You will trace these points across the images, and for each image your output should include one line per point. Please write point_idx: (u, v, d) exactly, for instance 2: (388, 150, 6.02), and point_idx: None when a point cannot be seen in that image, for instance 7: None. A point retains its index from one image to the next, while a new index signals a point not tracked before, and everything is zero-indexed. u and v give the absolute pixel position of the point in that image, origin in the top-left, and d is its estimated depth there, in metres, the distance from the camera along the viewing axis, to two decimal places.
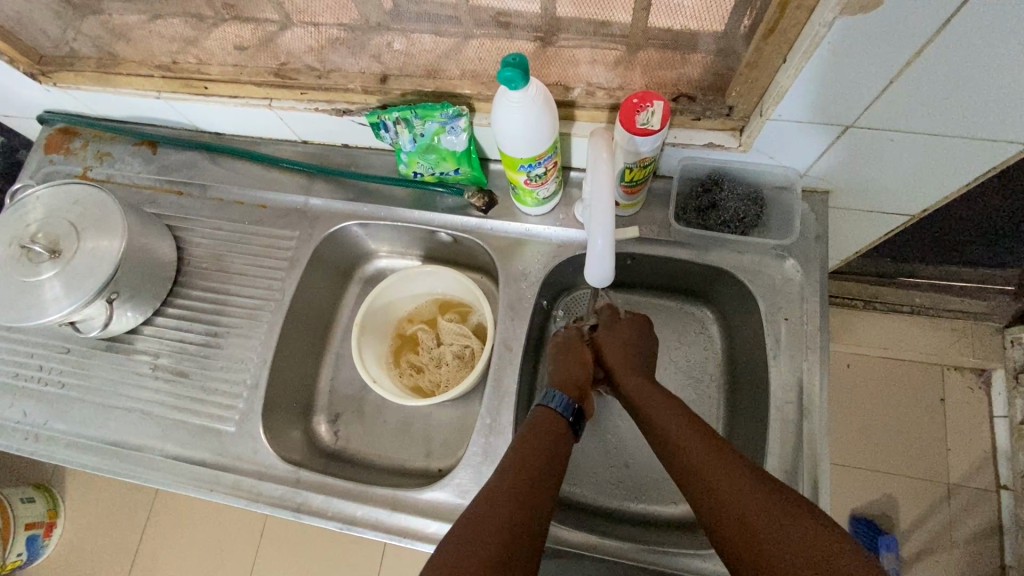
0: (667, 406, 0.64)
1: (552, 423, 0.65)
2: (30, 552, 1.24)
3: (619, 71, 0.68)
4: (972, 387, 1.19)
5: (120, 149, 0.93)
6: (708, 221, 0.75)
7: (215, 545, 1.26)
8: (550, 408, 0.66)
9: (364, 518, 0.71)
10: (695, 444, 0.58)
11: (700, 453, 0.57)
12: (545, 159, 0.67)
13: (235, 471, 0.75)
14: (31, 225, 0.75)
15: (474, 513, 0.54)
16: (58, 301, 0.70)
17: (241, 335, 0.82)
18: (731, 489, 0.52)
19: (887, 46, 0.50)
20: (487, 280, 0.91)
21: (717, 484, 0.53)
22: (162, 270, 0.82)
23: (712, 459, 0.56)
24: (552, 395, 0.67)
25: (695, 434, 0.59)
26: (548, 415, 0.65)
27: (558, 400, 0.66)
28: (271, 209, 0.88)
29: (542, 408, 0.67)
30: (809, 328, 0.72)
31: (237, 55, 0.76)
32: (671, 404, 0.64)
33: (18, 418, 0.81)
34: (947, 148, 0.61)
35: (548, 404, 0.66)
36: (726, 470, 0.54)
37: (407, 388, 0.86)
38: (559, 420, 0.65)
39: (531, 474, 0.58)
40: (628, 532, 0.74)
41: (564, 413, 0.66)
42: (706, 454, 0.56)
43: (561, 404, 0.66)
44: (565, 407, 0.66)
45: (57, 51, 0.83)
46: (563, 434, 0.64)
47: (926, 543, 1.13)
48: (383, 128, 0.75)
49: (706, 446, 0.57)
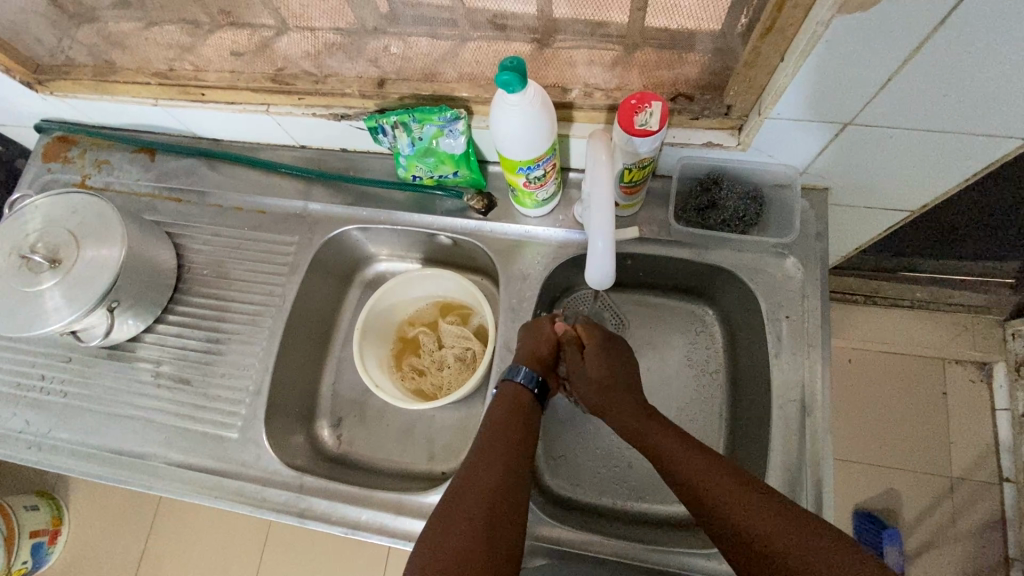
0: (666, 435, 0.61)
1: (515, 395, 0.66)
2: (35, 559, 1.24)
3: (616, 72, 0.68)
4: (974, 381, 1.19)
5: (118, 156, 0.93)
6: (708, 220, 0.76)
7: (220, 549, 1.26)
8: (514, 382, 0.67)
9: (368, 522, 0.71)
10: (707, 472, 0.56)
11: (711, 479, 0.55)
12: (543, 161, 0.67)
13: (239, 477, 0.75)
14: (30, 235, 0.75)
15: (448, 501, 0.54)
16: (59, 310, 0.70)
17: (242, 342, 0.82)
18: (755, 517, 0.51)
19: (886, 44, 0.50)
20: (488, 282, 0.91)
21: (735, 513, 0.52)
22: (162, 278, 0.82)
23: (719, 485, 0.54)
24: (517, 367, 0.68)
25: (699, 461, 0.57)
26: (511, 387, 0.67)
27: (523, 373, 0.67)
28: (269, 215, 0.88)
29: (507, 380, 0.68)
30: (810, 327, 0.72)
31: (233, 60, 0.75)
32: (661, 428, 0.62)
33: (21, 428, 0.81)
34: (948, 144, 0.61)
35: (512, 377, 0.67)
36: (740, 495, 0.53)
37: (409, 391, 0.86)
38: (522, 392, 0.66)
39: (510, 457, 0.58)
40: (631, 532, 0.74)
41: (528, 385, 0.67)
42: (711, 478, 0.55)
43: (525, 376, 0.67)
44: (530, 380, 0.67)
45: (52, 60, 0.82)
46: (524, 406, 0.65)
47: (931, 537, 1.13)
48: (381, 132, 0.75)
49: (718, 474, 0.55)
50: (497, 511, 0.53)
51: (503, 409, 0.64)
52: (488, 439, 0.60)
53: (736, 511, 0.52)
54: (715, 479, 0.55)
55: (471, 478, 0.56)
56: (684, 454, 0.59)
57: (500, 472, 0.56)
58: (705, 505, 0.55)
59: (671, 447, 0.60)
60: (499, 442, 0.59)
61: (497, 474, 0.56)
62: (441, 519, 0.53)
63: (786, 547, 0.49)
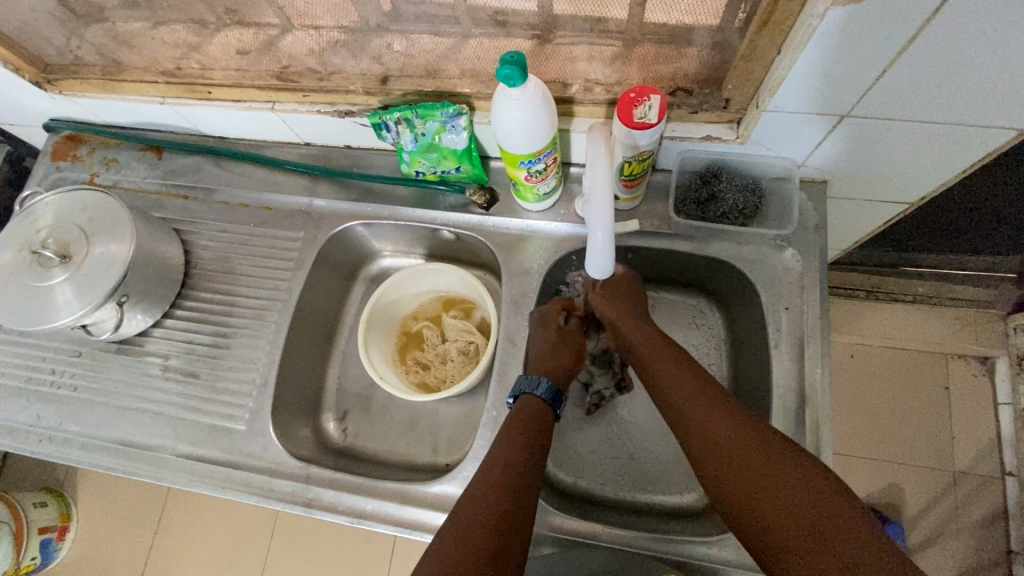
0: (673, 363, 0.64)
1: (539, 410, 0.65)
2: (43, 555, 1.25)
3: (616, 67, 0.69)
4: (976, 375, 1.19)
5: (126, 155, 0.94)
6: (708, 213, 0.77)
7: (227, 544, 1.27)
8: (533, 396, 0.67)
9: (374, 512, 0.72)
10: (704, 407, 0.58)
11: (697, 403, 0.58)
12: (545, 154, 0.68)
13: (246, 468, 0.76)
14: (41, 231, 0.77)
15: (468, 502, 0.54)
16: (70, 305, 0.71)
17: (249, 336, 0.83)
18: (757, 468, 0.51)
19: (879, 37, 0.50)
20: (491, 277, 0.93)
21: (739, 461, 0.53)
22: (170, 273, 0.83)
23: (723, 433, 0.55)
24: (538, 381, 0.67)
25: (712, 406, 0.58)
26: (532, 401, 0.66)
27: (544, 386, 0.67)
28: (275, 211, 0.89)
29: (529, 396, 0.67)
30: (810, 318, 0.72)
31: (240, 59, 0.77)
32: (681, 364, 0.63)
33: (32, 421, 0.83)
34: (943, 135, 0.61)
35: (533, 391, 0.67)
36: (727, 422, 0.56)
37: (413, 385, 0.87)
38: (545, 406, 0.66)
39: (512, 482, 0.56)
40: (635, 521, 0.75)
41: (549, 399, 0.66)
42: (698, 405, 0.58)
43: (547, 392, 0.67)
44: (549, 392, 0.67)
45: (62, 60, 0.84)
46: (548, 420, 0.65)
47: (933, 531, 1.13)
48: (385, 129, 0.76)
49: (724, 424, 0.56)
50: (505, 546, 0.50)
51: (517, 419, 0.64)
52: (487, 477, 0.56)
53: (717, 430, 0.55)
54: (717, 421, 0.56)
55: (473, 514, 0.52)
56: (688, 386, 0.60)
57: (505, 502, 0.53)
58: (698, 438, 0.56)
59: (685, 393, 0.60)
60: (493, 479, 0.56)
61: (502, 502, 0.53)
62: (442, 565, 0.48)
63: (766, 479, 0.50)
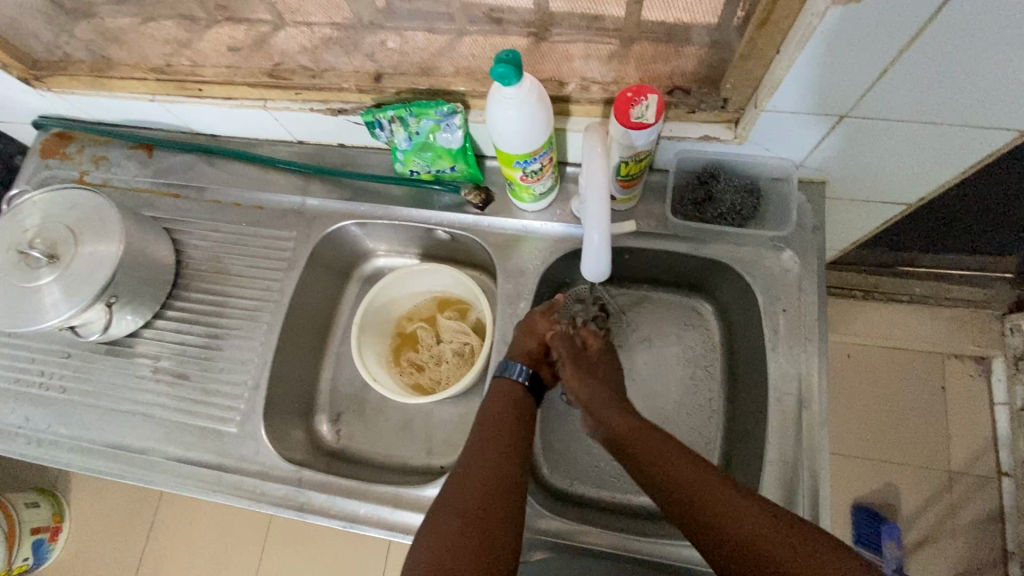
0: (657, 442, 0.59)
1: (509, 390, 0.67)
2: (36, 556, 1.24)
3: (613, 65, 0.68)
4: (972, 375, 1.19)
5: (116, 152, 0.93)
6: (705, 215, 0.76)
7: (221, 545, 1.27)
8: (509, 377, 0.68)
9: (367, 515, 0.72)
10: (703, 486, 0.54)
11: (696, 484, 0.54)
12: (540, 154, 0.67)
13: (237, 472, 0.75)
14: (28, 231, 0.75)
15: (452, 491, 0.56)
16: (58, 306, 0.70)
17: (241, 338, 0.82)
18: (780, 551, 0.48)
19: (880, 37, 0.50)
20: (487, 278, 0.92)
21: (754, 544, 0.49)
22: (160, 274, 0.82)
23: (730, 514, 0.51)
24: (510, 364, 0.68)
25: (711, 485, 0.54)
26: (504, 383, 0.68)
27: (517, 368, 0.68)
28: (267, 210, 0.88)
29: (500, 377, 0.68)
30: (807, 319, 0.72)
31: (231, 55, 0.75)
32: (664, 442, 0.59)
33: (21, 423, 0.81)
34: (943, 137, 0.61)
35: (507, 372, 0.68)
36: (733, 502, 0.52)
37: (407, 386, 0.86)
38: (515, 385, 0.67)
39: (498, 465, 0.58)
40: (630, 525, 0.74)
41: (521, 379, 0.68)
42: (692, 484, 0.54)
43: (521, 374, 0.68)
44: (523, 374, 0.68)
45: (50, 56, 0.82)
46: (519, 399, 0.66)
47: (929, 531, 1.13)
48: (378, 126, 0.75)
49: (722, 496, 0.53)
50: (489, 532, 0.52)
51: (497, 403, 0.65)
52: (470, 463, 0.58)
53: (722, 512, 0.52)
54: (722, 501, 0.52)
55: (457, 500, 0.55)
56: (678, 460, 0.57)
57: (487, 487, 0.55)
58: (700, 520, 0.53)
59: (656, 449, 0.58)
60: (475, 476, 0.56)
61: (486, 485, 0.56)
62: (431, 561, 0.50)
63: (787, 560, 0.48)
